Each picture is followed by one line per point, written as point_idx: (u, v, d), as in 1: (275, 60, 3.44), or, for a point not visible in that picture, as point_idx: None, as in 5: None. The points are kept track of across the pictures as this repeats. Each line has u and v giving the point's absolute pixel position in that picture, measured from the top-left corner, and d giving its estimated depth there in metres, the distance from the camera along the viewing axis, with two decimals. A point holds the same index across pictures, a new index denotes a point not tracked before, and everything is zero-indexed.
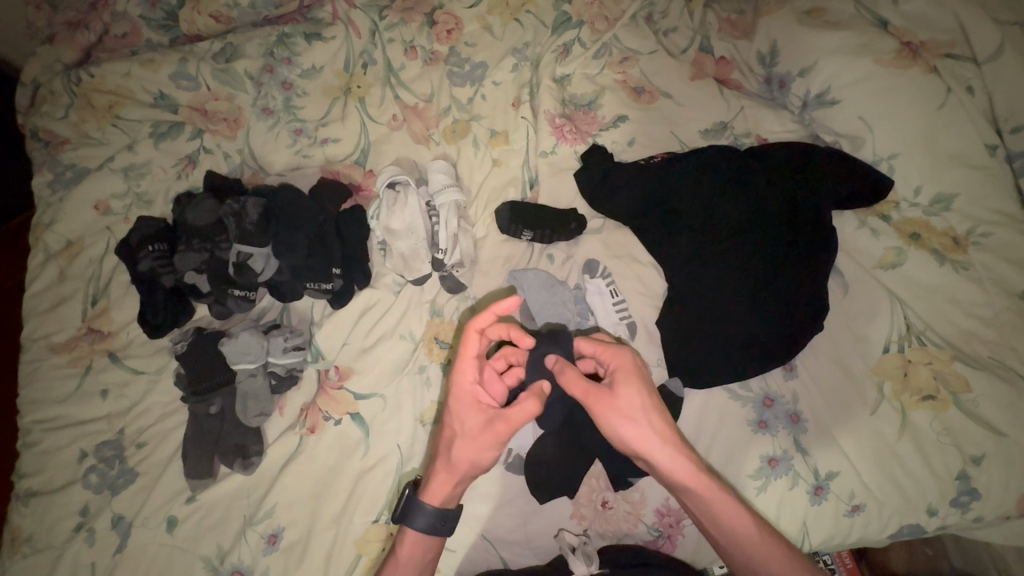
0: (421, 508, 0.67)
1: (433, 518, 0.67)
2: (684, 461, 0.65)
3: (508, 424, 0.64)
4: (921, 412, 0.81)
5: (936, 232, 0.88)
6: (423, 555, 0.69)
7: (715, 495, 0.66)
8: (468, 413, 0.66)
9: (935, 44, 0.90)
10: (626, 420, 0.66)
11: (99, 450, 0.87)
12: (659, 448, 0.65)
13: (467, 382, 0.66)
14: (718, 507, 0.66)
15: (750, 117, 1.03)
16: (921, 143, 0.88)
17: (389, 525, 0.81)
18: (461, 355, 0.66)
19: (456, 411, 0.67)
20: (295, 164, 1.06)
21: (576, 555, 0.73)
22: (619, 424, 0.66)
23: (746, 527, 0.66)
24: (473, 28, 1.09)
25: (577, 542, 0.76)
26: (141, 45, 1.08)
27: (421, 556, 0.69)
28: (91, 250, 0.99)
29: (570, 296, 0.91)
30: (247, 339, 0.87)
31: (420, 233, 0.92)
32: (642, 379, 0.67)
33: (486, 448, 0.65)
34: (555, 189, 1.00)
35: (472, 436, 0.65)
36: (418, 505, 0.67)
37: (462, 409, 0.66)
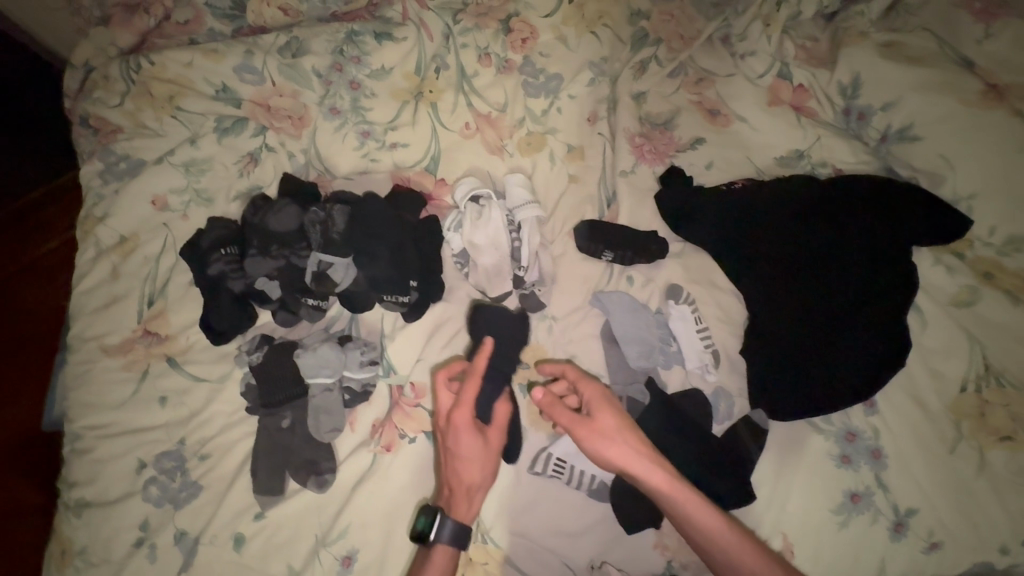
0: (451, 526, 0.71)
1: (461, 531, 0.71)
2: (671, 485, 0.70)
3: (497, 430, 0.77)
4: (997, 452, 0.82)
5: (1009, 274, 0.90)
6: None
7: (685, 502, 0.69)
8: (467, 437, 0.73)
9: (1020, 87, 0.91)
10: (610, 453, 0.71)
11: (159, 461, 0.83)
12: (639, 470, 0.70)
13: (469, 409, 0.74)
14: (699, 514, 0.69)
15: (825, 147, 1.01)
16: (1000, 185, 0.90)
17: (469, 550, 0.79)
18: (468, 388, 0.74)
19: (462, 437, 0.73)
20: (363, 168, 1.03)
21: None
22: (603, 446, 0.71)
23: (719, 528, 0.68)
24: (548, 38, 1.07)
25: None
26: (201, 34, 1.03)
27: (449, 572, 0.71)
28: (147, 247, 0.94)
29: (653, 321, 0.88)
30: (325, 351, 0.84)
31: (504, 249, 0.89)
32: (612, 405, 0.74)
33: (490, 463, 0.74)
34: (635, 211, 0.97)
35: (481, 450, 0.74)
36: (445, 524, 0.71)
37: (467, 433, 0.73)
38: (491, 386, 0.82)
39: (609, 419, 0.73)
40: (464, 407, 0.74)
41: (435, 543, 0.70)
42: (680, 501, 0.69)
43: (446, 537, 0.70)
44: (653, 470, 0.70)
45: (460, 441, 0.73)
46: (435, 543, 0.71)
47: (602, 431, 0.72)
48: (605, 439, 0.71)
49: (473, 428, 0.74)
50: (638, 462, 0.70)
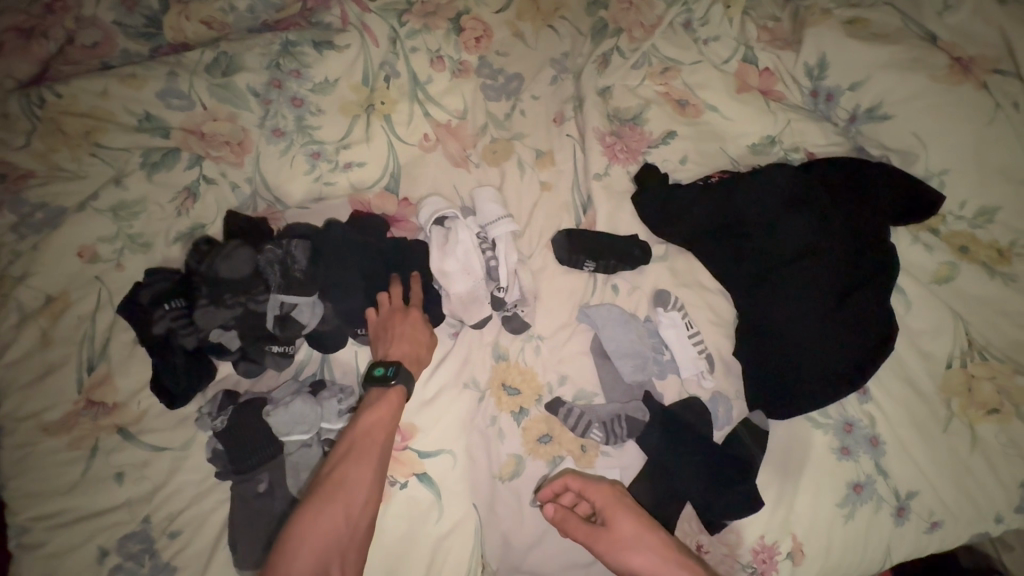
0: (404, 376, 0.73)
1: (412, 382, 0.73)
2: None
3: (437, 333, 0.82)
4: (986, 425, 0.84)
5: (982, 246, 0.91)
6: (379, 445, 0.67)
7: None
8: (417, 317, 0.79)
9: (983, 60, 0.90)
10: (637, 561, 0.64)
11: (124, 545, 0.75)
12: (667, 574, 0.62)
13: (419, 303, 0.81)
14: None
15: (796, 131, 1.00)
16: (971, 160, 0.90)
17: None
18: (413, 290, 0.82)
19: (413, 318, 0.79)
20: (317, 194, 0.94)
21: None
22: (628, 557, 0.64)
23: None
24: (503, 35, 1.01)
25: None
26: (115, 56, 0.91)
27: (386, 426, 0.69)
28: (80, 305, 0.84)
29: (643, 330, 0.85)
30: (298, 405, 0.75)
31: (478, 272, 0.83)
32: (627, 506, 0.69)
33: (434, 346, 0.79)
34: (612, 214, 0.93)
35: (427, 334, 0.79)
36: (402, 372, 0.73)
37: (418, 318, 0.79)
38: (478, 438, 0.81)
39: (627, 522, 0.67)
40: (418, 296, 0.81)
41: (394, 384, 0.71)
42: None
43: (404, 381, 0.72)
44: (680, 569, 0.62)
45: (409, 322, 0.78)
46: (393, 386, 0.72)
47: (623, 538, 0.66)
48: (628, 548, 0.65)
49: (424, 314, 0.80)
50: (668, 569, 0.62)
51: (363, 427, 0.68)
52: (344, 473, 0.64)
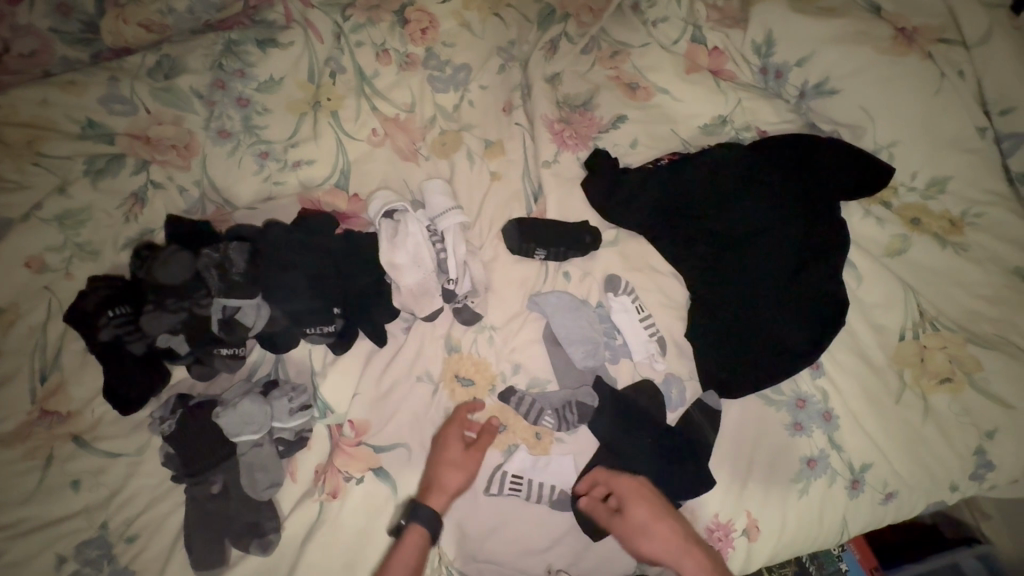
0: (417, 515, 0.72)
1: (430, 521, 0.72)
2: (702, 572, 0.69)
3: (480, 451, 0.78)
4: (940, 395, 0.84)
5: (934, 216, 0.92)
6: (417, 554, 0.71)
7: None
8: (453, 442, 0.78)
9: (928, 29, 0.90)
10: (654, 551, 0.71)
11: (81, 552, 0.75)
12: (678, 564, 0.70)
13: (456, 431, 0.78)
14: None
15: (749, 109, 1.00)
16: (919, 131, 0.90)
17: None
18: (452, 420, 0.79)
19: (444, 445, 0.77)
20: (266, 194, 0.94)
21: None
22: (643, 542, 0.72)
23: None
24: (450, 25, 1.00)
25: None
26: (55, 64, 0.90)
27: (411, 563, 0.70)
28: (29, 317, 0.83)
29: (595, 317, 0.85)
30: (246, 406, 0.76)
31: (427, 265, 0.82)
32: (647, 496, 0.75)
33: (463, 472, 0.76)
34: (562, 201, 0.92)
35: (458, 458, 0.77)
36: (420, 509, 0.72)
37: (449, 447, 0.77)
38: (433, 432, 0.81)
39: (643, 512, 0.73)
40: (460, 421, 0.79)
41: (409, 523, 0.72)
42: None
43: (419, 519, 0.72)
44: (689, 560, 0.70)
45: (442, 453, 0.77)
46: (408, 522, 0.72)
47: (640, 526, 0.72)
48: (644, 535, 0.72)
49: (458, 440, 0.78)
50: (677, 556, 0.70)
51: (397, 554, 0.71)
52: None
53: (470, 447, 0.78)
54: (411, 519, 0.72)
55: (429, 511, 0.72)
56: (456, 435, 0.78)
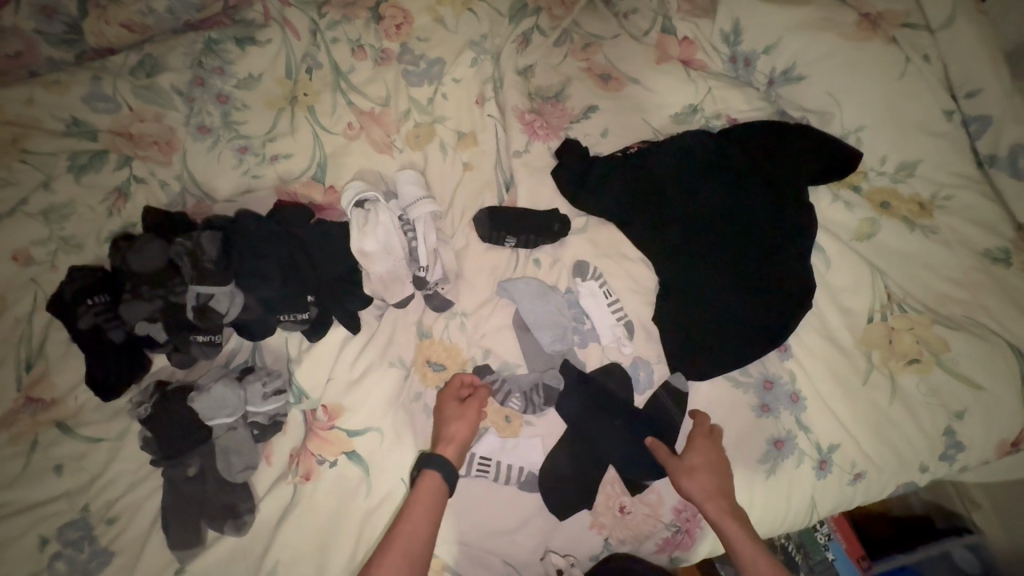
0: (431, 462, 0.72)
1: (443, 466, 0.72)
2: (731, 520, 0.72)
3: (478, 401, 0.79)
4: (908, 376, 0.85)
5: (904, 200, 0.92)
6: (438, 501, 0.70)
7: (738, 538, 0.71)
8: (448, 398, 0.79)
9: (892, 15, 0.91)
10: (693, 491, 0.75)
11: (62, 533, 0.77)
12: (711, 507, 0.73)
13: (450, 391, 0.80)
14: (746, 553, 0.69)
15: (719, 98, 1.01)
16: (885, 115, 0.90)
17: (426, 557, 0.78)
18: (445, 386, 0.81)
19: (442, 405, 0.79)
20: (245, 187, 0.96)
21: None
22: (685, 480, 0.75)
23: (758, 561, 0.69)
24: (424, 21, 1.01)
25: (566, 564, 0.77)
26: (41, 65, 0.94)
27: (430, 508, 0.69)
28: (14, 308, 0.86)
29: (563, 302, 0.87)
30: (220, 390, 0.78)
31: (398, 252, 0.85)
32: (708, 446, 0.78)
33: (465, 423, 0.77)
34: (534, 190, 0.94)
35: (458, 412, 0.78)
36: (435, 458, 0.72)
37: (447, 405, 0.79)
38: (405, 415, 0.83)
39: (697, 457, 0.77)
40: (453, 384, 0.81)
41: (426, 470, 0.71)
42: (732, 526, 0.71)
43: (431, 465, 0.72)
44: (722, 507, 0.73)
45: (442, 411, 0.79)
46: (423, 470, 0.72)
47: (690, 467, 0.76)
48: (690, 475, 0.75)
49: (453, 396, 0.79)
50: (711, 501, 0.73)
51: (416, 502, 0.69)
52: (407, 524, 0.67)
53: (467, 401, 0.79)
54: (427, 468, 0.72)
55: (441, 458, 0.72)
56: (450, 394, 0.80)
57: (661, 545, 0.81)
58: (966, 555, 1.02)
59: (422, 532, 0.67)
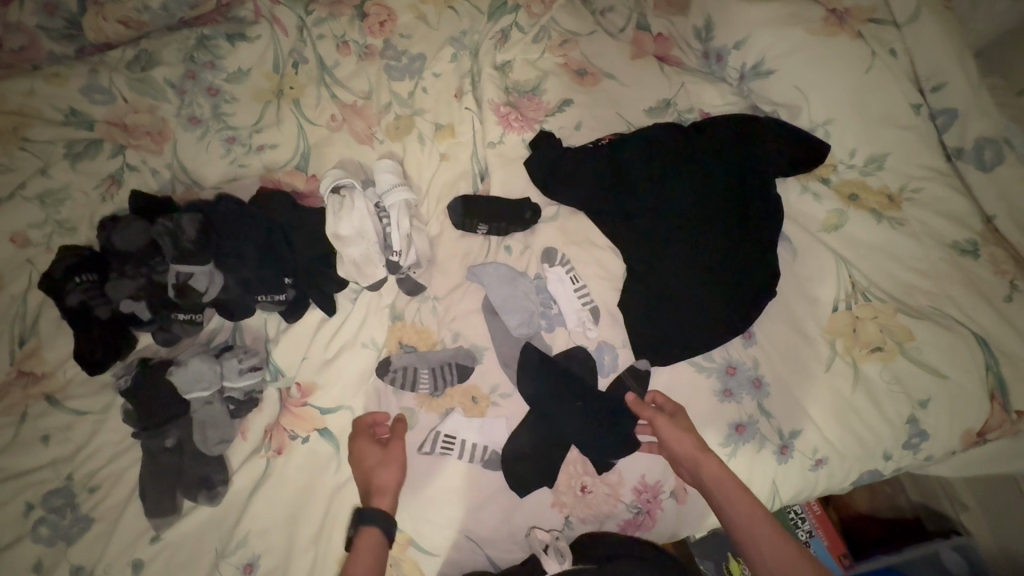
0: (365, 517, 0.72)
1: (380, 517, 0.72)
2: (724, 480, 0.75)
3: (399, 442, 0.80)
4: (871, 363, 0.85)
5: (873, 192, 0.93)
6: (379, 557, 0.71)
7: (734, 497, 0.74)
8: (367, 444, 0.80)
9: (858, 10, 0.94)
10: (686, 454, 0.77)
11: (47, 500, 0.80)
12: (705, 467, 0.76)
13: (366, 435, 0.81)
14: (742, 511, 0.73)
15: (693, 93, 1.03)
16: (853, 108, 0.92)
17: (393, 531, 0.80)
18: (359, 430, 0.82)
19: (362, 452, 0.79)
20: (231, 175, 1.00)
21: (548, 554, 0.75)
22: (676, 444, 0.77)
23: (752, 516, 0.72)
24: (407, 18, 1.05)
25: (549, 539, 0.78)
26: (43, 59, 0.99)
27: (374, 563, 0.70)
28: (11, 287, 0.90)
29: (531, 288, 0.89)
30: (197, 364, 0.83)
31: (371, 237, 0.88)
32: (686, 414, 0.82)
33: (392, 469, 0.77)
34: (506, 180, 0.97)
35: (381, 458, 0.78)
36: (369, 513, 0.72)
37: (368, 453, 0.79)
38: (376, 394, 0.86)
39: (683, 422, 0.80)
40: (367, 427, 0.82)
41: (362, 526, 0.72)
42: (723, 484, 0.74)
43: (367, 519, 0.72)
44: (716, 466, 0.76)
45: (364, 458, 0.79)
46: (360, 528, 0.72)
47: (679, 430, 0.78)
48: (681, 439, 0.78)
49: (372, 441, 0.80)
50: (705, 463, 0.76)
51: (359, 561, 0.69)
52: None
53: (387, 443, 0.80)
54: (365, 526, 0.72)
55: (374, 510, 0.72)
56: (368, 440, 0.80)
57: (623, 526, 0.82)
58: (955, 557, 0.99)
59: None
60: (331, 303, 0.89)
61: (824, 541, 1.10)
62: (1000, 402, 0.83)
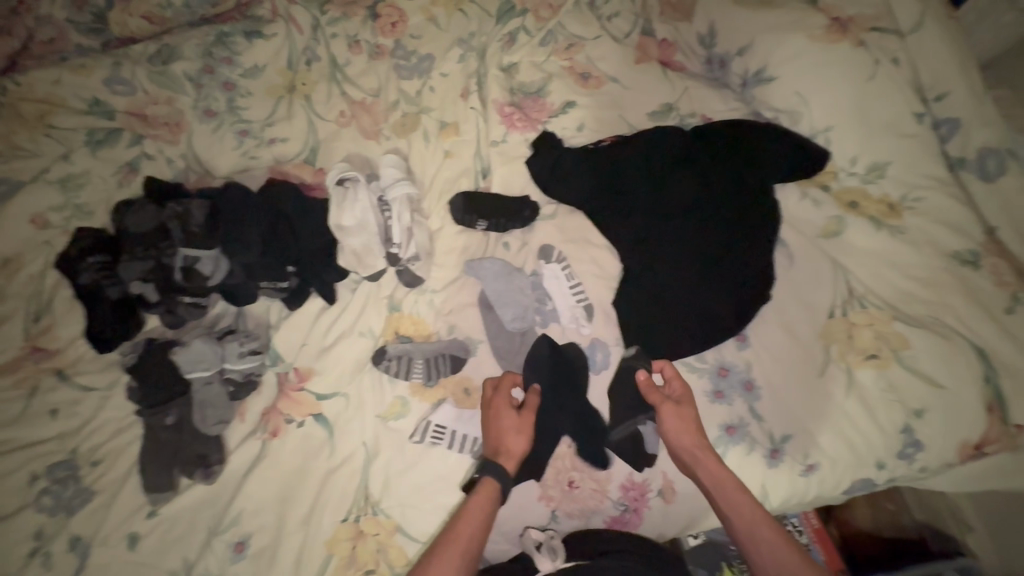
0: (488, 470, 0.75)
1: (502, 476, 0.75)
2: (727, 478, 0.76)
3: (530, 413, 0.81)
4: (866, 371, 0.85)
5: (873, 200, 0.93)
6: (490, 510, 0.74)
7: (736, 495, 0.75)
8: (504, 409, 0.80)
9: (862, 19, 0.94)
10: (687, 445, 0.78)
11: (51, 471, 0.83)
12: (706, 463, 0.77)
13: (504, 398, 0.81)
14: (740, 508, 0.74)
15: (694, 98, 1.04)
16: (853, 116, 0.93)
17: (382, 517, 0.81)
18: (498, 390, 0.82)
19: (496, 413, 0.80)
20: (243, 166, 1.03)
21: (542, 552, 0.76)
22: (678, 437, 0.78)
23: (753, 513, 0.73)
24: (417, 20, 1.08)
25: (543, 537, 0.78)
26: (70, 51, 1.04)
27: (484, 512, 0.73)
28: (30, 266, 0.94)
29: (527, 283, 0.91)
30: (199, 345, 0.86)
31: (373, 229, 0.90)
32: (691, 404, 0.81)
33: (520, 437, 0.79)
34: (507, 179, 1.00)
35: (514, 424, 0.79)
36: (493, 466, 0.76)
37: (501, 414, 0.80)
38: (370, 382, 0.87)
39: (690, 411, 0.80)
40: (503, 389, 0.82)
41: (484, 476, 0.75)
42: (723, 485, 0.75)
43: (490, 472, 0.75)
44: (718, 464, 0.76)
45: (498, 421, 0.80)
46: (481, 475, 0.76)
47: (683, 423, 0.79)
48: (683, 431, 0.78)
49: (509, 406, 0.81)
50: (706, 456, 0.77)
51: (472, 510, 0.73)
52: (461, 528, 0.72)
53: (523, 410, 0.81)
54: (486, 476, 0.75)
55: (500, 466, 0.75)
56: (504, 404, 0.81)
57: (609, 523, 0.82)
58: None
59: (475, 539, 0.71)
60: (331, 291, 0.91)
61: (822, 555, 1.07)
62: (999, 415, 0.81)
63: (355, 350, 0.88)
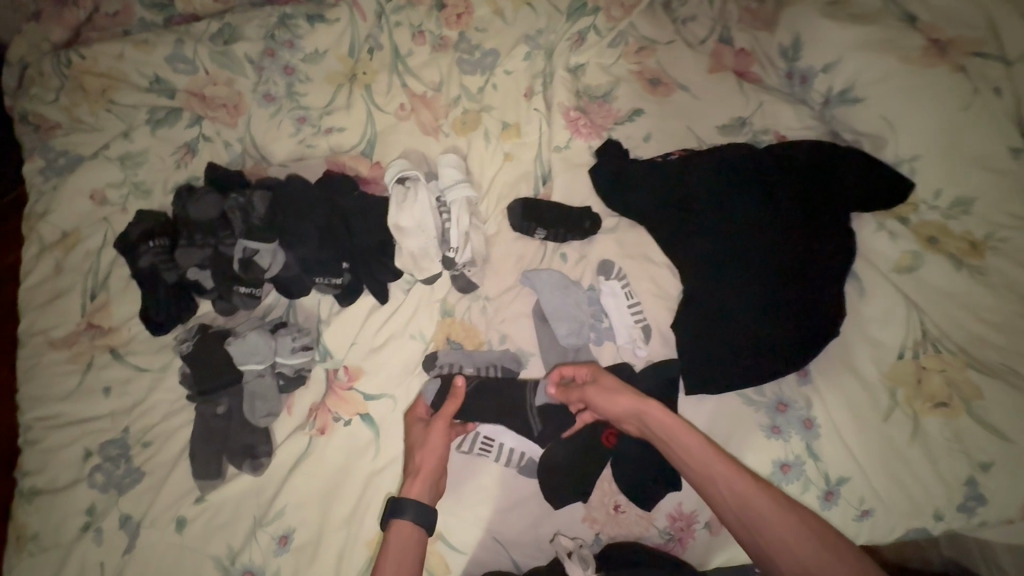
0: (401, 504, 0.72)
1: (419, 507, 0.72)
2: (676, 428, 0.73)
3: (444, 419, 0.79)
4: (933, 419, 0.81)
5: (954, 237, 0.87)
6: (409, 552, 0.70)
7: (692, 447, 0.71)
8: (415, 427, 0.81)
9: (963, 41, 0.89)
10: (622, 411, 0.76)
11: (104, 448, 0.85)
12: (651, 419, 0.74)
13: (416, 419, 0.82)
14: (697, 459, 0.71)
15: (768, 113, 0.99)
16: (942, 146, 0.87)
17: None
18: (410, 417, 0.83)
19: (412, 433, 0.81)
20: (298, 155, 1.02)
21: (572, 560, 0.74)
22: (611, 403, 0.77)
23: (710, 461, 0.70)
24: (483, 11, 1.04)
25: (573, 546, 0.77)
26: (133, 25, 1.03)
27: (405, 553, 0.70)
28: (88, 241, 0.95)
29: (584, 298, 0.89)
30: (253, 338, 0.86)
31: (430, 231, 0.89)
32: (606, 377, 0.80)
33: (432, 449, 0.77)
34: (568, 186, 0.97)
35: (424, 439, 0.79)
36: (404, 503, 0.72)
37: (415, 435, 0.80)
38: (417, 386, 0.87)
39: (609, 380, 0.79)
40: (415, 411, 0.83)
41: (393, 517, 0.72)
42: (681, 440, 0.72)
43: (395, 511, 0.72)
44: (660, 413, 0.74)
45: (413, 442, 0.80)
46: (391, 521, 0.72)
47: (607, 395, 0.77)
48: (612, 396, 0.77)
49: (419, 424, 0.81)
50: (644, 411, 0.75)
51: (391, 554, 0.70)
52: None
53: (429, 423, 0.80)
54: (398, 517, 0.72)
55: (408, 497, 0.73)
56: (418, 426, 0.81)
57: None
58: None
59: None
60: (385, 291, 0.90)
61: None
62: None
63: (405, 353, 0.88)
